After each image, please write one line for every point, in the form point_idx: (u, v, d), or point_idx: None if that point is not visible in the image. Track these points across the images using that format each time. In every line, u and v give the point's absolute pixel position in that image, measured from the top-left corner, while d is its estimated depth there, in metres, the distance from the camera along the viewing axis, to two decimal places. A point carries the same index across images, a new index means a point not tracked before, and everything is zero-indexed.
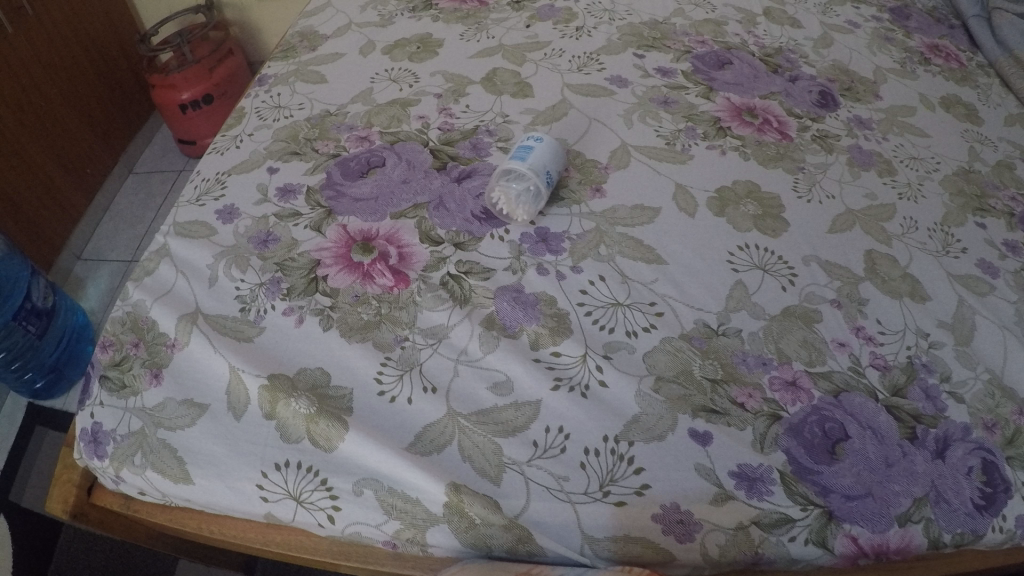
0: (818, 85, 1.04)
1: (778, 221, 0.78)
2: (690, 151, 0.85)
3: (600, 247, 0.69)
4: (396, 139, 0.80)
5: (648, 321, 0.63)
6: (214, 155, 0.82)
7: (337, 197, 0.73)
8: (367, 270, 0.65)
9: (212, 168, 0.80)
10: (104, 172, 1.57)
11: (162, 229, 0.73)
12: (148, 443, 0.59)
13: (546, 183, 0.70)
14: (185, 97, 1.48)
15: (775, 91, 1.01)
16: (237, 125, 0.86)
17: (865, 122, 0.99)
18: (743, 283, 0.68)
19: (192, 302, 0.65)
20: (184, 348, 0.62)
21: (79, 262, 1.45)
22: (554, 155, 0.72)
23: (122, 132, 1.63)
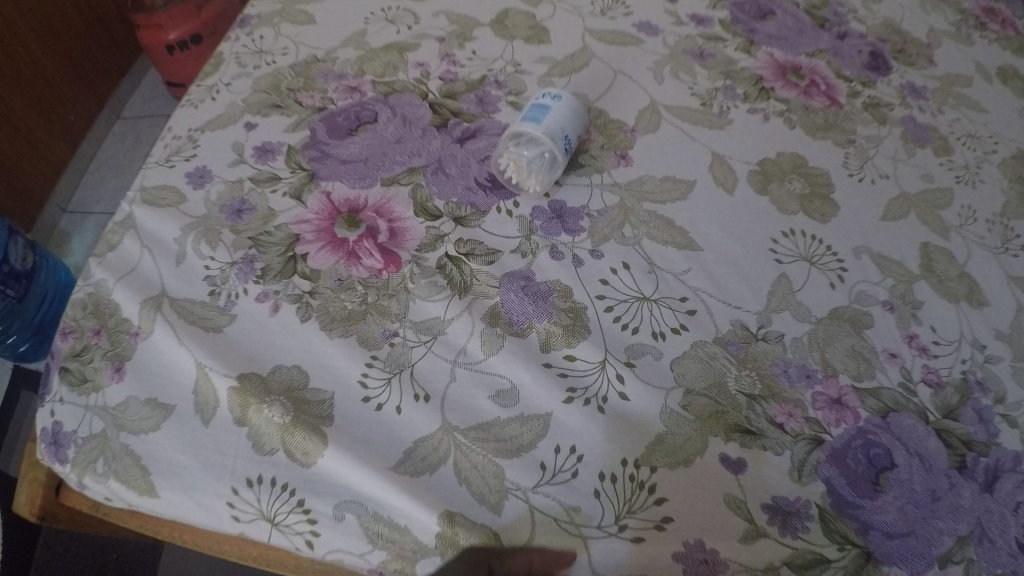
0: (868, 44, 0.90)
1: (828, 203, 0.67)
2: (729, 115, 0.73)
3: (623, 228, 0.59)
4: (390, 90, 0.69)
5: (677, 321, 0.54)
6: (187, 108, 0.71)
7: (322, 158, 0.62)
8: (353, 250, 0.56)
9: (184, 124, 0.69)
10: (90, 119, 1.40)
11: (127, 196, 0.63)
12: (111, 448, 0.53)
13: (565, 150, 0.59)
14: (174, 38, 1.31)
15: (823, 49, 0.87)
16: (214, 73, 0.74)
17: (919, 91, 0.87)
18: (788, 277, 0.59)
19: (158, 284, 0.57)
20: (149, 339, 0.55)
21: (66, 215, 1.33)
22: (574, 116, 0.61)
23: (110, 71, 1.44)
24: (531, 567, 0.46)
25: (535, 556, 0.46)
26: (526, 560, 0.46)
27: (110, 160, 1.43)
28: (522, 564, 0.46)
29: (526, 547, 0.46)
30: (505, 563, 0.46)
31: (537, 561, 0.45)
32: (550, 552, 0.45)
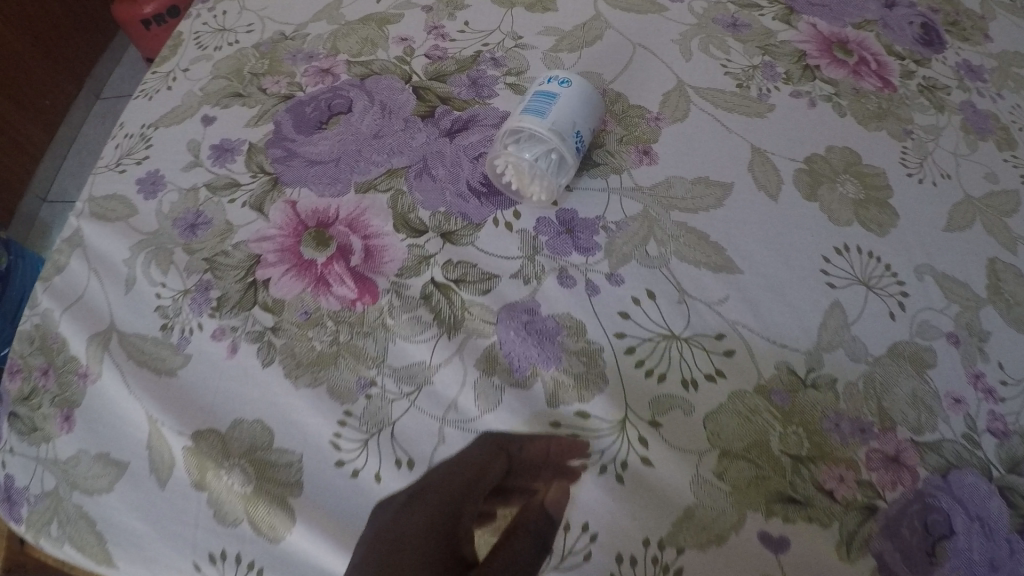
0: (918, 14, 0.78)
1: (886, 210, 0.57)
2: (769, 99, 0.62)
3: (648, 244, 0.48)
4: (367, 72, 0.58)
5: (712, 366, 0.44)
6: (140, 100, 0.60)
7: (286, 157, 0.52)
8: (321, 275, 0.47)
9: (137, 119, 0.59)
10: (67, 100, 1.14)
11: (74, 207, 0.54)
12: (65, 509, 0.48)
13: (576, 149, 0.49)
14: (153, 12, 1.04)
15: (871, 18, 0.75)
16: (171, 57, 0.63)
17: (976, 71, 0.75)
18: (841, 305, 0.50)
19: (107, 316, 0.50)
20: (96, 382, 0.49)
21: (47, 205, 1.12)
22: (588, 108, 0.51)
23: (88, 41, 1.16)
24: (548, 456, 0.42)
25: (551, 442, 0.42)
26: (542, 448, 0.42)
27: (93, 146, 1.16)
28: (539, 452, 0.42)
29: (543, 432, 0.42)
30: (522, 451, 0.42)
31: (554, 447, 0.42)
32: (567, 438, 0.42)
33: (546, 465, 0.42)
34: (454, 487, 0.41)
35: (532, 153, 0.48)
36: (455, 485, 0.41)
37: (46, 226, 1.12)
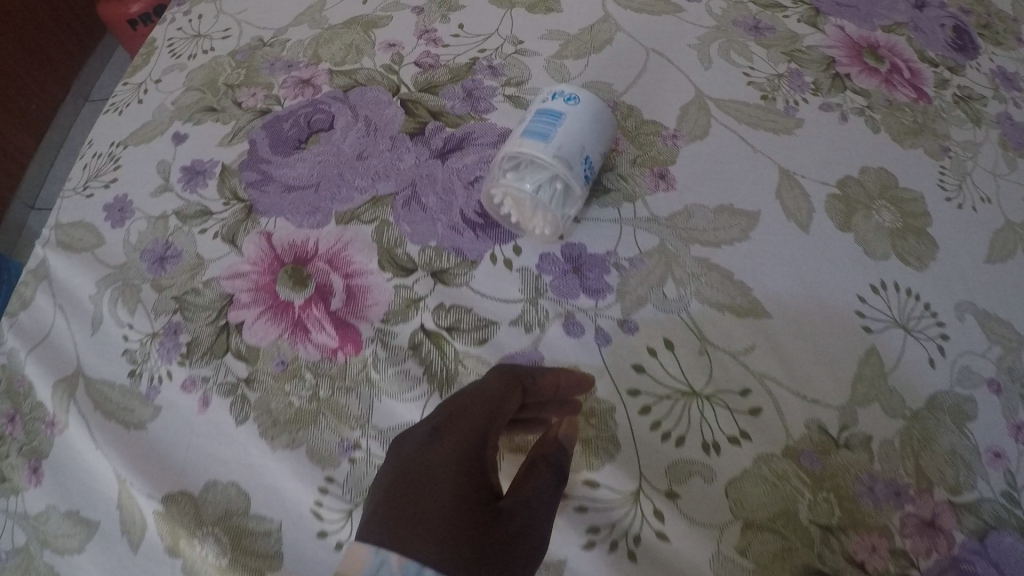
0: (950, 16, 0.72)
1: (924, 240, 0.51)
2: (796, 113, 0.55)
3: (665, 284, 0.43)
4: (352, 83, 0.52)
5: (735, 427, 0.40)
6: (110, 116, 0.56)
7: (261, 182, 0.47)
8: (299, 319, 0.42)
9: (107, 137, 0.54)
10: (54, 104, 1.00)
11: (40, 235, 0.50)
12: (34, 567, 0.45)
13: (585, 178, 0.43)
14: (139, 11, 0.96)
15: (901, 20, 0.69)
16: (143, 67, 0.59)
17: (1013, 79, 0.69)
18: (878, 353, 0.45)
19: (73, 358, 0.47)
20: (62, 433, 0.46)
21: (36, 213, 0.98)
22: (598, 128, 0.45)
23: (73, 37, 1.02)
24: (557, 391, 0.38)
25: (562, 378, 0.38)
26: (553, 383, 0.37)
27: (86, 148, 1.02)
28: (550, 386, 0.37)
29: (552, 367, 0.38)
30: (536, 387, 0.37)
31: (565, 384, 0.38)
32: (576, 373, 0.38)
33: (555, 400, 0.38)
34: (480, 419, 0.35)
35: (535, 182, 0.42)
36: (477, 417, 0.35)
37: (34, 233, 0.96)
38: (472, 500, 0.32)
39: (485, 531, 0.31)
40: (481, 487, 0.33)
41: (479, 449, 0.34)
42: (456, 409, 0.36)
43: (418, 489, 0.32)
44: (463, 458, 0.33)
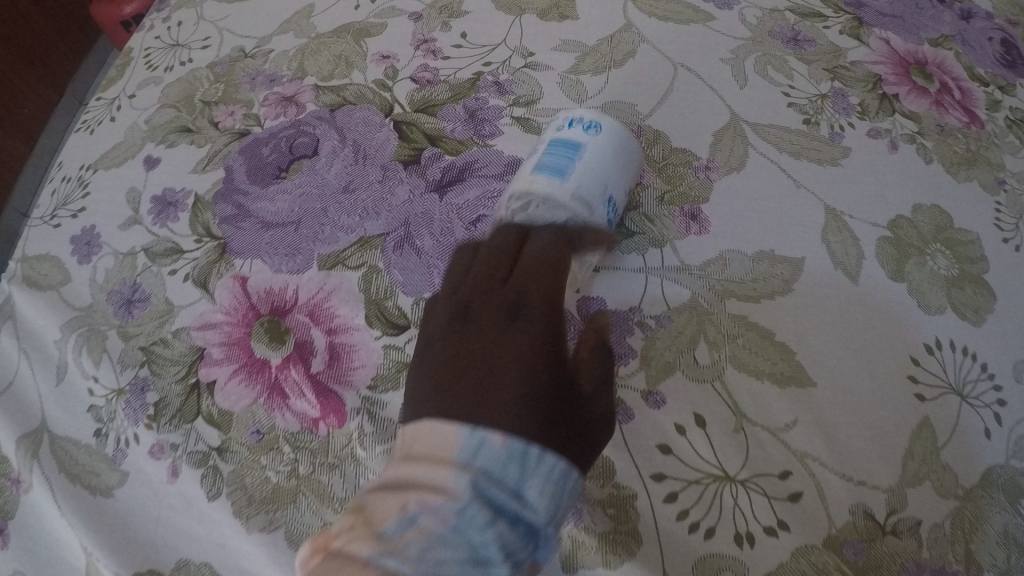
0: (997, 28, 0.65)
1: (981, 289, 0.46)
2: (842, 140, 0.50)
3: (696, 347, 0.38)
4: (340, 101, 0.47)
5: (773, 516, 0.35)
6: (81, 135, 0.52)
7: (238, 216, 0.42)
8: (276, 381, 0.37)
9: (76, 159, 0.50)
10: (45, 106, 0.93)
11: (6, 270, 0.46)
12: None
13: (607, 221, 0.38)
14: (133, 12, 0.90)
15: (948, 32, 0.62)
16: (118, 80, 0.54)
17: None
18: (932, 424, 0.40)
19: (38, 413, 0.42)
20: (27, 493, 0.42)
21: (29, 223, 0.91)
22: (624, 160, 0.39)
23: (64, 35, 0.94)
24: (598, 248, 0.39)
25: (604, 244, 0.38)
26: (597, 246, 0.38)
27: None
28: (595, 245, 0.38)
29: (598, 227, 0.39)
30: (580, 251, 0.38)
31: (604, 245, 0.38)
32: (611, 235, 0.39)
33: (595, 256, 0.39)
34: (542, 297, 0.35)
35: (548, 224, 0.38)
36: (535, 289, 0.35)
37: None
38: (549, 377, 0.32)
39: (568, 403, 0.32)
40: (552, 361, 0.33)
41: (543, 326, 0.34)
42: (516, 288, 0.36)
43: (488, 369, 0.32)
44: (530, 341, 0.33)
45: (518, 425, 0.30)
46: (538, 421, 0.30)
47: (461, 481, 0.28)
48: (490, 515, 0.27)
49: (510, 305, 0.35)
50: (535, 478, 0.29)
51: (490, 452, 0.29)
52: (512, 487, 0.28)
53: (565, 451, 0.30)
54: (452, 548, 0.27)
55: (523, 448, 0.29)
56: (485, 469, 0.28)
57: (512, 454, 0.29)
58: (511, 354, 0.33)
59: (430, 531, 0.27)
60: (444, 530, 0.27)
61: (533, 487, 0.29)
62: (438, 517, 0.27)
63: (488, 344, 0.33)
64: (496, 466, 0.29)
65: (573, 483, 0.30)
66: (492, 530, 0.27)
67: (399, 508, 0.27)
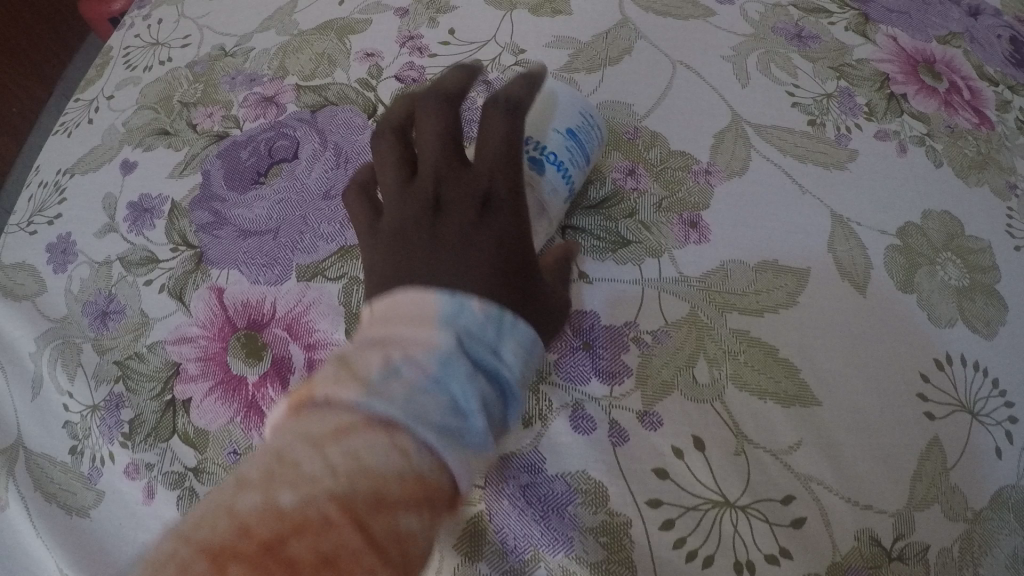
0: (1008, 25, 0.63)
1: (993, 301, 0.44)
2: (849, 143, 0.48)
3: (694, 365, 0.36)
4: (322, 102, 0.45)
5: (775, 543, 0.33)
6: (60, 137, 0.50)
7: (214, 223, 0.41)
8: (254, 399, 0.36)
9: (53, 163, 0.48)
10: (33, 104, 0.91)
11: None
12: None
13: (530, 161, 0.38)
14: (122, 8, 0.87)
15: (957, 29, 0.60)
16: (97, 80, 0.52)
17: None
18: (941, 444, 0.38)
19: (14, 430, 0.41)
20: (3, 512, 0.40)
21: None
22: (550, 103, 0.40)
23: (52, 31, 0.92)
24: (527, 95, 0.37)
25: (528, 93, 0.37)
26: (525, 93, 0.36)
27: None
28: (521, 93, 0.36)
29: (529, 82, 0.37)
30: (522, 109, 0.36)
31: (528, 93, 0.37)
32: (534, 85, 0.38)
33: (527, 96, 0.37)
34: (505, 178, 0.34)
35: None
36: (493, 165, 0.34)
37: None
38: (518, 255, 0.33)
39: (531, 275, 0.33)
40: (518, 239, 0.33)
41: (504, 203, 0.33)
42: (480, 173, 0.34)
43: (447, 265, 0.31)
44: (497, 223, 0.33)
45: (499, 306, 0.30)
46: (511, 293, 0.31)
47: (449, 336, 0.28)
48: (472, 370, 0.28)
49: (473, 198, 0.33)
50: (512, 341, 0.30)
51: (471, 317, 0.29)
52: (492, 349, 0.29)
53: (534, 324, 0.32)
54: (437, 396, 0.26)
55: (500, 313, 0.30)
56: (468, 331, 0.29)
57: (489, 318, 0.30)
58: (480, 249, 0.32)
59: (417, 378, 0.26)
60: (429, 380, 0.26)
61: (507, 351, 0.30)
62: (424, 367, 0.26)
63: (451, 239, 0.32)
64: (477, 329, 0.29)
65: (537, 357, 0.32)
66: (475, 381, 0.27)
67: (383, 358, 0.26)
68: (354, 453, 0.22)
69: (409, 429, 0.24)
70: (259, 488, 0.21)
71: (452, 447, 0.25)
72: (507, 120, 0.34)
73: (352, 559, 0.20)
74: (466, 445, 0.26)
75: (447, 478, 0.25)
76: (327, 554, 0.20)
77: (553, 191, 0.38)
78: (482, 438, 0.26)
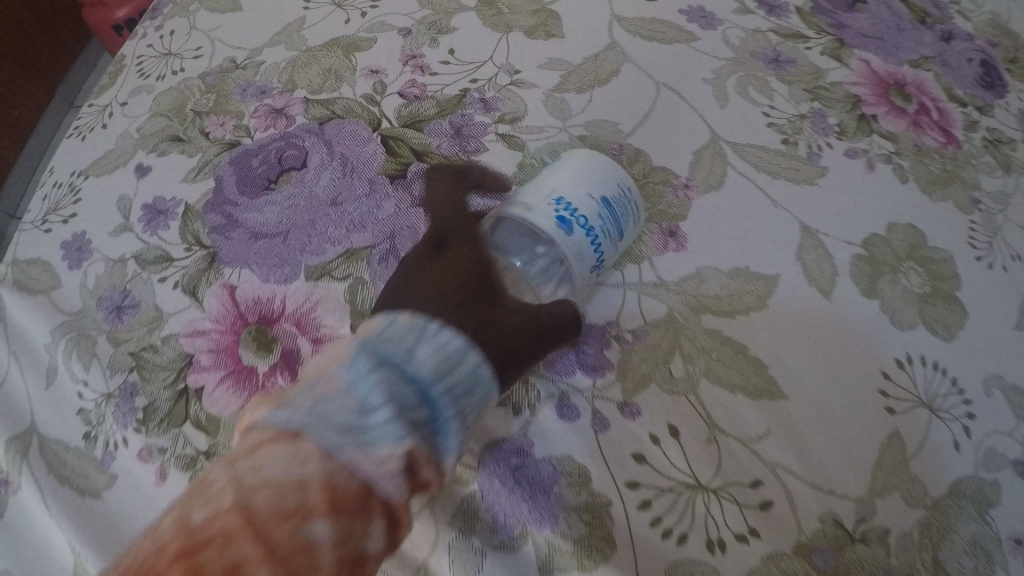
0: (978, 49, 0.67)
1: (953, 306, 0.48)
2: (820, 160, 0.51)
3: (672, 360, 0.39)
4: (329, 114, 0.48)
5: (744, 523, 0.36)
6: (73, 141, 0.53)
7: (227, 226, 0.44)
8: (263, 388, 0.39)
9: (68, 165, 0.51)
10: (37, 109, 0.94)
11: None
12: None
13: (558, 219, 0.38)
14: (126, 16, 0.92)
15: (928, 53, 0.64)
16: (110, 87, 0.56)
17: None
18: (901, 436, 0.41)
19: (28, 417, 0.43)
20: (17, 493, 0.43)
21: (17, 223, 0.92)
22: (587, 171, 0.40)
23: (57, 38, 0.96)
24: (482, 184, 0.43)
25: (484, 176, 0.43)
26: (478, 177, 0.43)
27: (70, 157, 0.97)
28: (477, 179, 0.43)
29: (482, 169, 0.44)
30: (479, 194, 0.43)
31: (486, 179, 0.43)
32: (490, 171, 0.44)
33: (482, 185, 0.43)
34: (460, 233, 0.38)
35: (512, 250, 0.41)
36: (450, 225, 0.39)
37: None
38: (471, 281, 0.34)
39: (483, 298, 0.34)
40: (475, 269, 0.35)
41: (467, 245, 0.37)
42: (437, 229, 0.39)
43: (406, 296, 0.34)
44: (450, 257, 0.36)
45: (431, 314, 0.32)
46: (450, 307, 0.32)
47: (358, 347, 0.30)
48: (382, 372, 0.29)
49: (429, 243, 0.38)
50: (430, 343, 0.30)
51: (395, 326, 0.31)
52: (406, 351, 0.30)
53: (468, 337, 0.32)
54: (342, 401, 0.28)
55: (425, 322, 0.31)
56: (384, 336, 0.30)
57: (414, 327, 0.31)
58: (435, 275, 0.35)
59: (328, 389, 0.29)
60: (340, 390, 0.28)
61: (425, 352, 0.30)
62: (336, 379, 0.29)
63: (410, 274, 0.36)
64: (395, 335, 0.30)
65: (470, 361, 0.31)
66: (380, 381, 0.28)
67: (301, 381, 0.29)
68: (257, 467, 0.26)
69: (310, 437, 0.26)
70: (186, 506, 0.26)
71: (353, 447, 0.27)
72: (461, 194, 0.41)
73: (254, 562, 0.24)
74: (373, 443, 0.27)
75: (356, 479, 0.26)
76: (232, 562, 0.24)
77: (577, 252, 0.38)
78: (391, 434, 0.27)
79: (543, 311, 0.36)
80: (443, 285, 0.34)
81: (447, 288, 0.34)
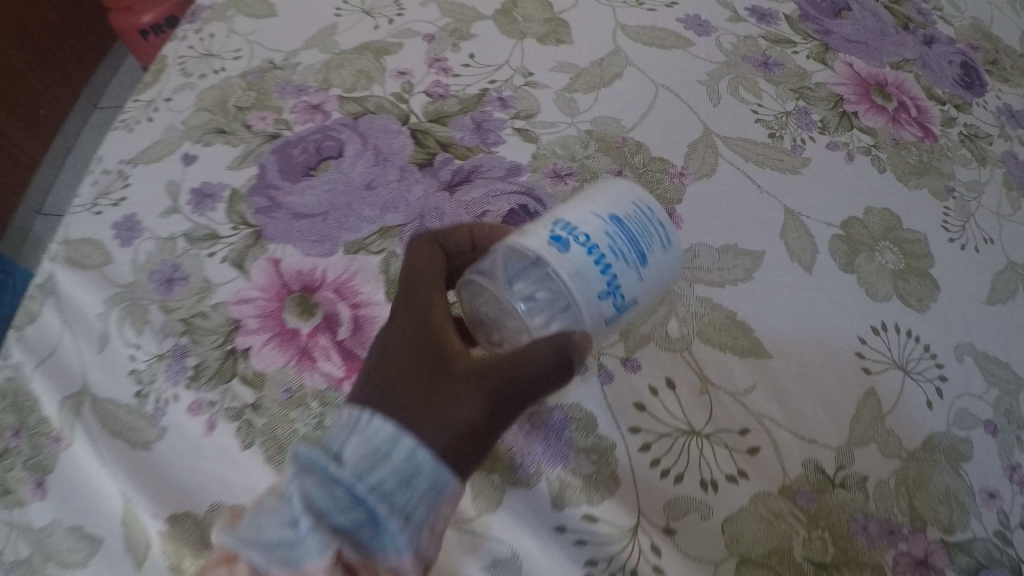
0: (958, 52, 0.73)
1: (926, 281, 0.52)
2: (803, 152, 0.57)
3: (668, 323, 0.44)
4: (362, 110, 0.54)
5: (733, 465, 0.41)
6: (121, 132, 0.58)
7: (271, 208, 0.49)
8: (305, 347, 0.44)
9: (116, 154, 0.57)
10: (63, 110, 1.02)
11: (49, 250, 0.51)
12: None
13: (554, 238, 0.35)
14: (151, 21, 0.98)
15: (909, 56, 0.70)
16: (154, 84, 0.61)
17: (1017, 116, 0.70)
18: (877, 394, 0.46)
19: (81, 378, 0.47)
20: (68, 448, 0.46)
21: (41, 218, 1.00)
22: (598, 194, 0.37)
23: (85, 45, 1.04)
24: (473, 241, 0.41)
25: (473, 229, 0.41)
26: (466, 233, 0.41)
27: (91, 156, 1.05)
28: (465, 237, 0.41)
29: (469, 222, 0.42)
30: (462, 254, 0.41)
31: (476, 232, 0.41)
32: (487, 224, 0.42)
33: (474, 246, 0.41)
34: (424, 303, 0.37)
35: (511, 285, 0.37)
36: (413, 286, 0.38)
37: (39, 239, 0.99)
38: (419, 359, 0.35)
39: (429, 373, 0.35)
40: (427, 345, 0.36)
41: (423, 312, 0.37)
42: (403, 291, 0.38)
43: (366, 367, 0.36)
44: (404, 324, 0.36)
45: (366, 407, 0.34)
46: (392, 390, 0.34)
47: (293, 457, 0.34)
48: (309, 480, 0.32)
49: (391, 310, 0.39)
50: (355, 444, 0.33)
51: (337, 423, 0.34)
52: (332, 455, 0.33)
53: (402, 425, 0.33)
54: (278, 516, 0.33)
55: (360, 414, 0.34)
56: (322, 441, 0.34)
57: (350, 421, 0.34)
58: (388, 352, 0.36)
59: (272, 502, 0.34)
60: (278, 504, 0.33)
61: (350, 450, 0.33)
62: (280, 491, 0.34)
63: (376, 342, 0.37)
64: (334, 434, 0.34)
65: (398, 453, 0.32)
66: (298, 491, 0.32)
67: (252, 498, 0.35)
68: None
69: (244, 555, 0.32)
70: None
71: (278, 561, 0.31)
72: (438, 249, 0.39)
73: None
74: (297, 553, 0.31)
75: None
76: None
77: (575, 271, 0.34)
78: (310, 545, 0.31)
79: (506, 364, 0.34)
80: (393, 364, 0.35)
81: (398, 367, 0.35)
